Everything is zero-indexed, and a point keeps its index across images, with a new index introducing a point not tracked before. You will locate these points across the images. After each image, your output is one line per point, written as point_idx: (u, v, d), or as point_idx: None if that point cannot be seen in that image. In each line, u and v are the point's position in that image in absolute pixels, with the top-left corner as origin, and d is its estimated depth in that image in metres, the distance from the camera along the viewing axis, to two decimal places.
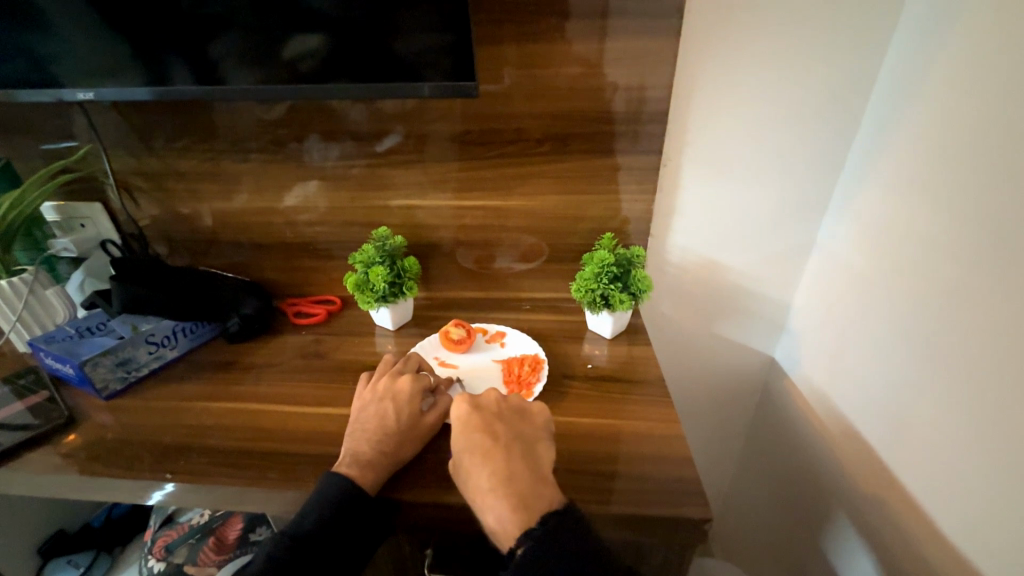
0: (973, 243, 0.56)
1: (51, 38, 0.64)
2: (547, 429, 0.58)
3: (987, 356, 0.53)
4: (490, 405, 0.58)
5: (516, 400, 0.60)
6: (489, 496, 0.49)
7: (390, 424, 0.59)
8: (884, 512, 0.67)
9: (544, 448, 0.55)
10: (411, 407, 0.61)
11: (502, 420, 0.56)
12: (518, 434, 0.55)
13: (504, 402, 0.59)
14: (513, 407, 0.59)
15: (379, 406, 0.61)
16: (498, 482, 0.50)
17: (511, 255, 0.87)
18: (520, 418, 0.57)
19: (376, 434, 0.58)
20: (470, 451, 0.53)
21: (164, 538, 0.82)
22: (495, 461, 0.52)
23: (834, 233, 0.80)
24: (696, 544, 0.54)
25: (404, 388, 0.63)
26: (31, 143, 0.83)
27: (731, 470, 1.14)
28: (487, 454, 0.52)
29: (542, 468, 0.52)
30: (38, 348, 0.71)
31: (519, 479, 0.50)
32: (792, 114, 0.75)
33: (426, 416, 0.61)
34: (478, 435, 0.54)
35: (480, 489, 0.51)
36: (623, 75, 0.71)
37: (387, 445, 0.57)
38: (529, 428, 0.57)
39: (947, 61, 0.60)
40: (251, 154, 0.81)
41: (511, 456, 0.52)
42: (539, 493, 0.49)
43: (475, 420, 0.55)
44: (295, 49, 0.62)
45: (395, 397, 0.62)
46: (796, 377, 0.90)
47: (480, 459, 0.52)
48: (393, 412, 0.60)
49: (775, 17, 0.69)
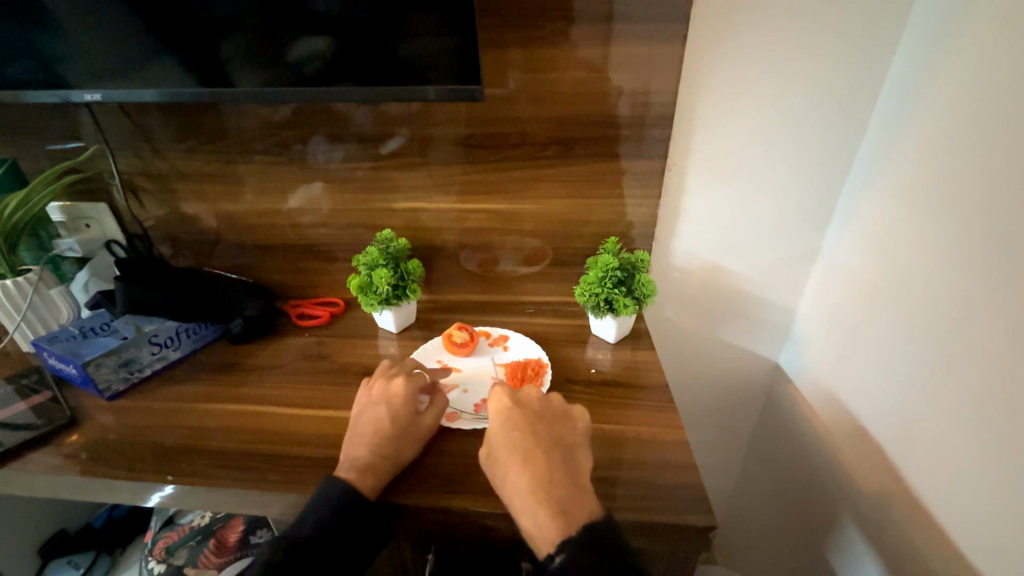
0: (979, 249, 0.55)
1: (59, 39, 0.64)
2: (586, 431, 0.57)
3: (992, 364, 0.53)
4: (531, 405, 0.58)
5: (557, 400, 0.60)
6: (529, 498, 0.49)
7: (386, 427, 0.59)
8: (890, 520, 0.66)
9: (583, 452, 0.55)
10: (405, 408, 0.61)
11: (544, 422, 0.56)
12: (558, 436, 0.55)
13: (544, 403, 0.58)
14: (555, 409, 0.58)
15: (374, 410, 0.61)
16: (537, 485, 0.50)
17: (514, 258, 0.86)
18: (559, 420, 0.57)
19: (373, 439, 0.58)
20: (511, 450, 0.53)
21: (165, 540, 0.82)
22: (536, 464, 0.51)
23: (839, 238, 0.80)
24: (700, 551, 0.54)
25: (398, 389, 0.62)
26: (38, 144, 0.84)
27: (734, 477, 1.14)
28: (529, 455, 0.52)
29: (580, 474, 0.52)
30: (41, 347, 0.72)
31: (560, 484, 0.50)
32: (797, 119, 0.74)
33: (422, 417, 0.61)
34: (519, 435, 0.54)
35: (517, 490, 0.50)
36: (628, 80, 0.71)
37: (384, 448, 0.57)
38: (569, 430, 0.57)
39: (953, 67, 0.60)
40: (256, 155, 0.81)
41: (551, 459, 0.52)
42: (578, 501, 0.49)
43: (516, 419, 0.55)
44: (301, 52, 0.62)
45: (388, 400, 0.62)
46: (800, 383, 0.90)
47: (521, 460, 0.52)
48: (388, 414, 0.60)
49: (780, 22, 0.69)
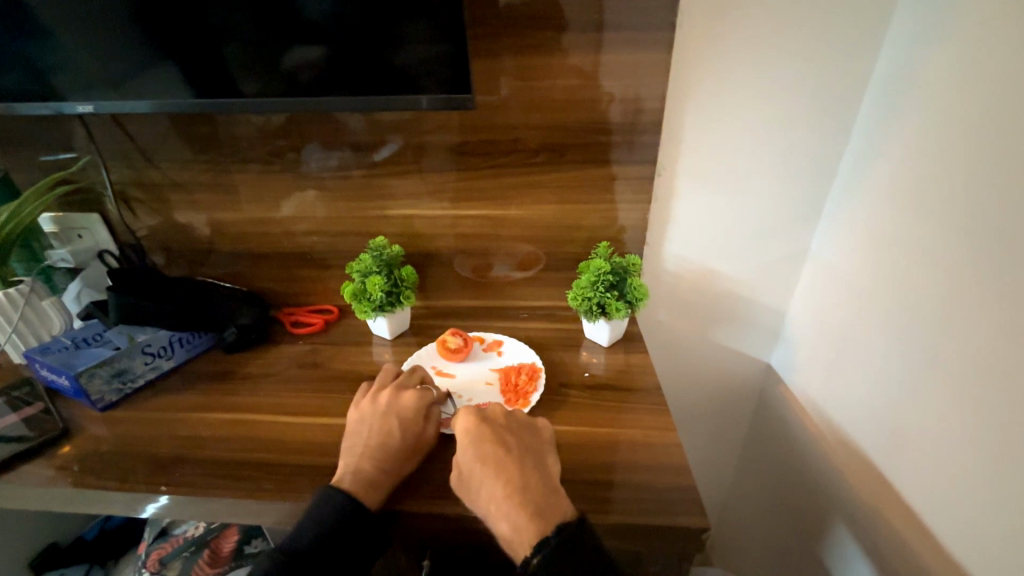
0: (972, 246, 0.56)
1: (52, 51, 0.64)
2: (551, 441, 0.57)
3: (986, 358, 0.53)
4: (496, 418, 0.58)
5: (520, 412, 0.60)
6: (505, 504, 0.50)
7: (392, 441, 0.58)
8: (884, 520, 0.66)
9: (551, 458, 0.55)
10: (415, 424, 0.60)
11: (512, 433, 0.56)
12: (527, 445, 0.55)
13: (509, 415, 0.58)
14: (519, 420, 0.58)
15: (381, 422, 0.60)
16: (512, 491, 0.50)
17: (507, 263, 0.87)
18: (525, 429, 0.57)
19: (378, 452, 0.57)
20: (482, 462, 0.52)
21: (159, 550, 0.81)
22: (509, 472, 0.51)
23: (828, 241, 0.81)
24: (694, 552, 0.54)
25: (407, 405, 0.62)
26: (30, 155, 0.84)
27: (729, 479, 1.14)
28: (502, 465, 0.52)
29: (552, 478, 0.52)
30: (32, 359, 0.71)
31: (535, 489, 0.50)
32: (785, 124, 0.76)
33: (426, 432, 0.61)
34: (487, 446, 0.53)
35: (494, 498, 0.50)
36: (618, 87, 0.72)
37: (389, 464, 0.56)
38: (534, 438, 0.57)
39: (939, 69, 0.61)
40: (250, 164, 0.81)
41: (524, 465, 0.52)
42: (554, 502, 0.50)
43: (485, 432, 0.55)
44: (294, 59, 0.62)
45: (398, 414, 0.61)
46: (792, 384, 0.90)
47: (492, 470, 0.52)
48: (399, 429, 0.59)
49: (767, 29, 0.70)
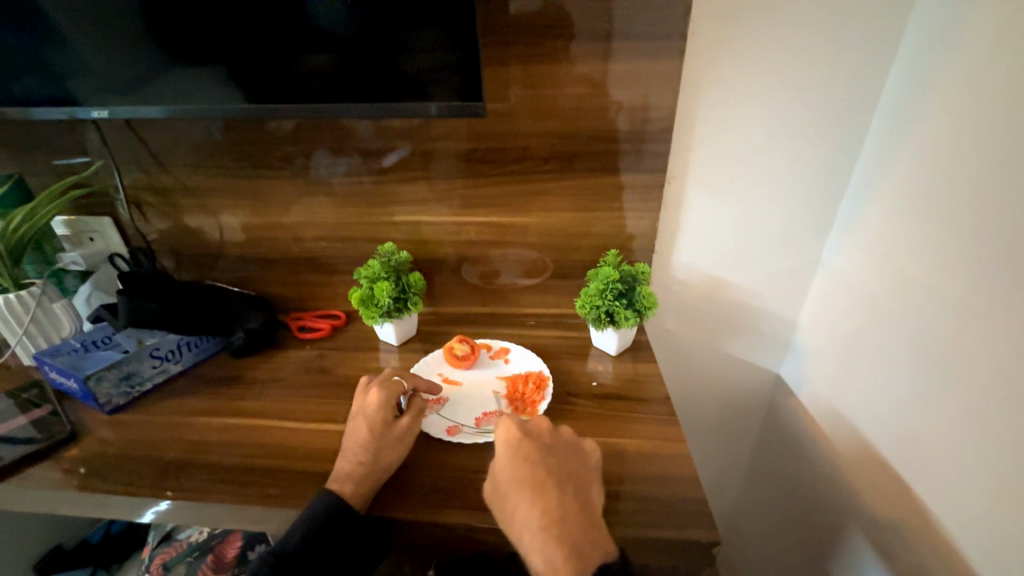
0: (982, 254, 0.55)
1: (69, 56, 0.65)
2: (597, 468, 0.56)
3: (995, 367, 0.53)
4: (541, 437, 0.57)
5: (568, 433, 0.59)
6: (540, 534, 0.49)
7: (364, 440, 0.59)
8: (896, 535, 0.65)
9: (594, 488, 0.54)
10: (382, 418, 0.60)
11: (554, 456, 0.55)
12: (569, 471, 0.54)
13: (555, 435, 0.58)
14: (565, 442, 0.57)
15: (353, 424, 0.61)
16: (549, 520, 0.50)
17: (514, 270, 0.87)
18: (570, 453, 0.56)
19: (354, 452, 0.58)
20: (519, 482, 0.52)
21: (162, 555, 0.80)
22: (547, 499, 0.51)
23: (838, 252, 0.80)
24: (702, 567, 0.53)
25: (371, 401, 0.62)
26: (43, 159, 0.85)
27: (737, 489, 1.13)
28: (540, 489, 0.52)
29: (593, 511, 0.52)
30: (42, 361, 0.71)
31: (573, 522, 0.50)
32: (796, 133, 0.75)
33: (400, 422, 0.61)
34: (526, 469, 0.53)
35: (528, 525, 0.50)
36: (628, 95, 0.71)
37: (366, 458, 0.57)
38: (578, 464, 0.56)
39: (954, 77, 0.60)
40: (260, 170, 0.82)
41: (563, 493, 0.52)
42: (591, 539, 0.49)
43: (526, 450, 0.55)
44: (305, 65, 0.62)
45: (366, 413, 0.61)
46: (801, 395, 0.89)
47: (530, 493, 0.51)
48: (365, 424, 0.60)
49: (777, 40, 0.70)
